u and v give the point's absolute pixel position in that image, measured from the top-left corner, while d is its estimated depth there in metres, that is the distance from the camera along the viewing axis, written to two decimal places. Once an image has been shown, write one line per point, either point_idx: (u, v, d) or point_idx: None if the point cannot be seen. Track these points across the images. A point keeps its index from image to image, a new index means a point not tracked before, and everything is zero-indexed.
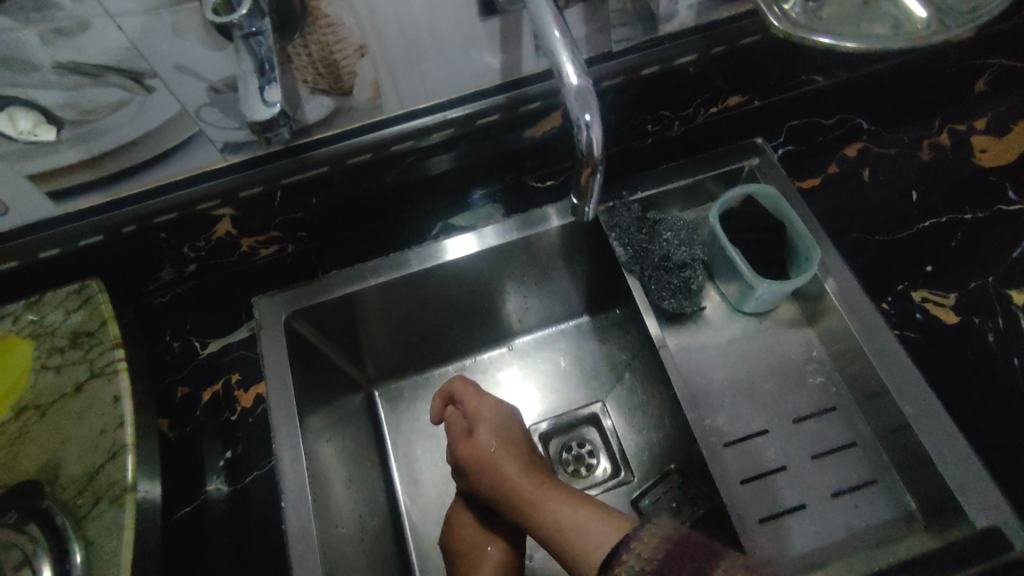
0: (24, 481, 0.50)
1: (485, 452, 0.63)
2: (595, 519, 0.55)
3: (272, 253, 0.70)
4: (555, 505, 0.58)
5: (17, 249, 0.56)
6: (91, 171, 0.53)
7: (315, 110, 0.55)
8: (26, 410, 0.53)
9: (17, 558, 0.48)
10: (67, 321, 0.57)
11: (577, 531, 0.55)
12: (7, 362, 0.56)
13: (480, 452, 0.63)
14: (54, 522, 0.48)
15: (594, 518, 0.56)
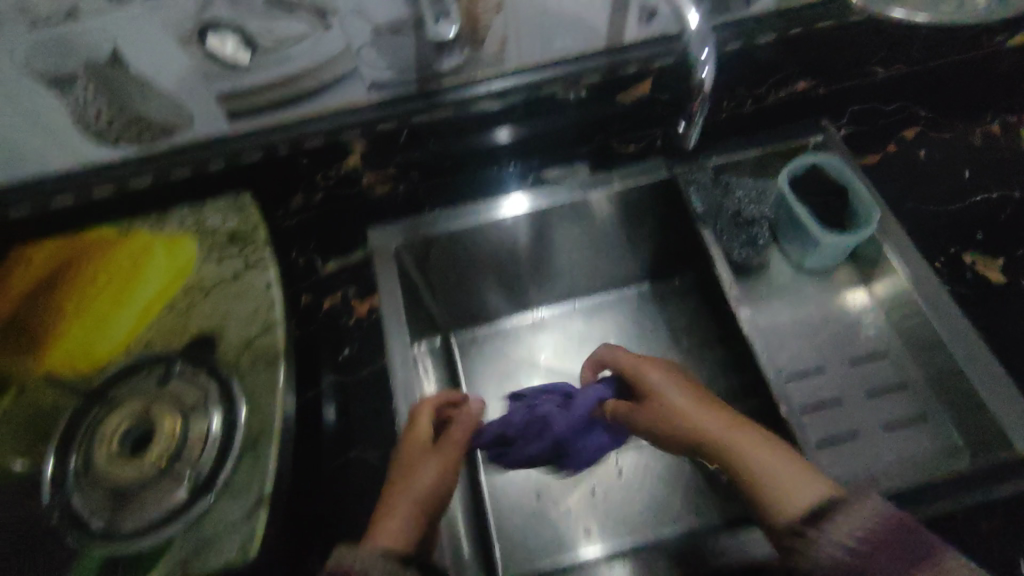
0: (194, 344, 0.59)
1: (671, 414, 0.62)
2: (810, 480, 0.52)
3: (385, 192, 0.80)
4: (756, 458, 0.55)
5: (190, 161, 0.66)
6: (265, 96, 0.63)
7: (450, 60, 0.65)
8: (192, 291, 0.63)
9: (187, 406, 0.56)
10: (225, 226, 0.67)
11: (784, 486, 0.52)
12: (176, 253, 0.66)
13: (659, 415, 0.63)
14: (223, 375, 0.57)
15: (809, 480, 0.52)
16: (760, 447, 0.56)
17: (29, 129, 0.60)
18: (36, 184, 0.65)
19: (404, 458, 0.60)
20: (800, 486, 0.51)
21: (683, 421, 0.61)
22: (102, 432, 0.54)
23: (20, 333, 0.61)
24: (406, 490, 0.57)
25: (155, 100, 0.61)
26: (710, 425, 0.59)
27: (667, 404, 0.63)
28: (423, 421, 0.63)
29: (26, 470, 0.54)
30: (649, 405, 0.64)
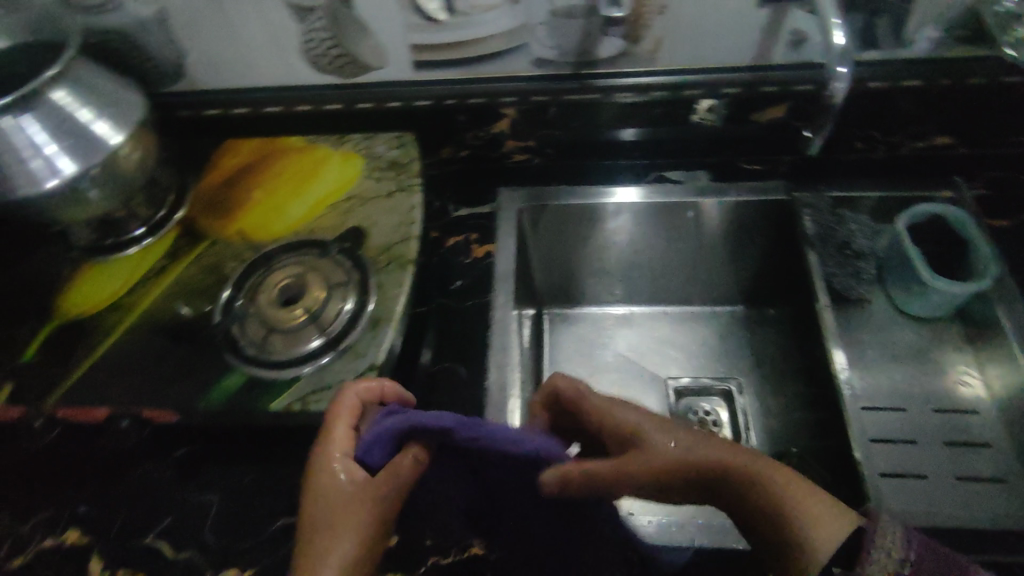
0: (347, 237, 0.71)
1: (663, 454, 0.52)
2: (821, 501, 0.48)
3: (520, 161, 0.89)
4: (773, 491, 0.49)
5: (372, 97, 0.79)
6: (445, 54, 0.75)
7: (609, 49, 0.74)
8: (352, 199, 0.75)
9: (328, 282, 0.67)
10: (388, 154, 0.79)
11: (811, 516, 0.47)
12: (345, 168, 0.78)
13: (642, 462, 0.51)
14: (362, 265, 0.68)
15: (824, 506, 0.48)
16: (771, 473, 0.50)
17: (265, 46, 0.75)
18: (255, 92, 0.80)
19: (309, 504, 0.50)
20: (823, 513, 0.47)
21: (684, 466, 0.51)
22: (265, 286, 0.67)
23: (220, 204, 0.77)
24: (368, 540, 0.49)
25: (364, 40, 0.74)
26: (710, 462, 0.51)
27: (661, 441, 0.53)
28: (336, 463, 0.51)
29: (203, 305, 0.67)
30: (632, 455, 0.52)
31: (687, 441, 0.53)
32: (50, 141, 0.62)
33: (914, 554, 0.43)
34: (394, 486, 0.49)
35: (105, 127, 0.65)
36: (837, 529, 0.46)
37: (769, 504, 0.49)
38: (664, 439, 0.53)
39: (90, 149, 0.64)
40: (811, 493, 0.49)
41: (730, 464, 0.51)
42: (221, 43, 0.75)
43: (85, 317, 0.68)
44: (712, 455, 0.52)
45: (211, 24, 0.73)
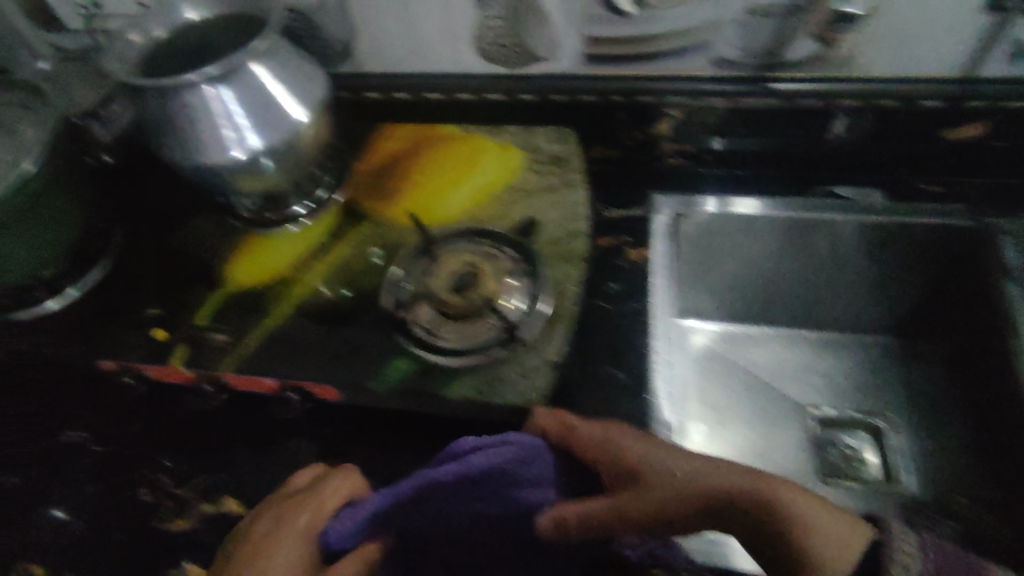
0: (514, 228, 0.69)
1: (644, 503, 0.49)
2: (829, 514, 0.44)
3: (674, 165, 0.85)
4: (777, 515, 0.45)
5: (535, 88, 0.76)
6: (622, 48, 0.71)
7: (800, 51, 0.69)
8: (515, 190, 0.73)
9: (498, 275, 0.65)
10: (549, 147, 0.77)
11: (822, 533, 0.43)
12: (506, 158, 0.77)
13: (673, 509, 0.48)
14: (532, 258, 0.65)
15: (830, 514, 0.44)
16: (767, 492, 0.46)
17: (439, 32, 0.75)
18: (417, 79, 0.79)
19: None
20: (829, 526, 0.43)
21: (689, 503, 0.48)
22: (433, 270, 0.66)
23: (381, 187, 0.76)
24: None
25: (540, 30, 0.72)
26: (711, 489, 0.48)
27: (646, 471, 0.51)
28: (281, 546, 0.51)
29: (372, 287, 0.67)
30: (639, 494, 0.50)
31: (669, 468, 0.51)
32: (243, 113, 0.62)
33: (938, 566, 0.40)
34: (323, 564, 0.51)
35: (294, 107, 0.64)
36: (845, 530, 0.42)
37: (778, 526, 0.44)
38: (656, 475, 0.51)
39: (276, 127, 0.64)
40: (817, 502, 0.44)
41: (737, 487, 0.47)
42: (395, 27, 0.75)
43: (253, 289, 0.69)
44: (705, 481, 0.48)
45: (390, 6, 0.73)
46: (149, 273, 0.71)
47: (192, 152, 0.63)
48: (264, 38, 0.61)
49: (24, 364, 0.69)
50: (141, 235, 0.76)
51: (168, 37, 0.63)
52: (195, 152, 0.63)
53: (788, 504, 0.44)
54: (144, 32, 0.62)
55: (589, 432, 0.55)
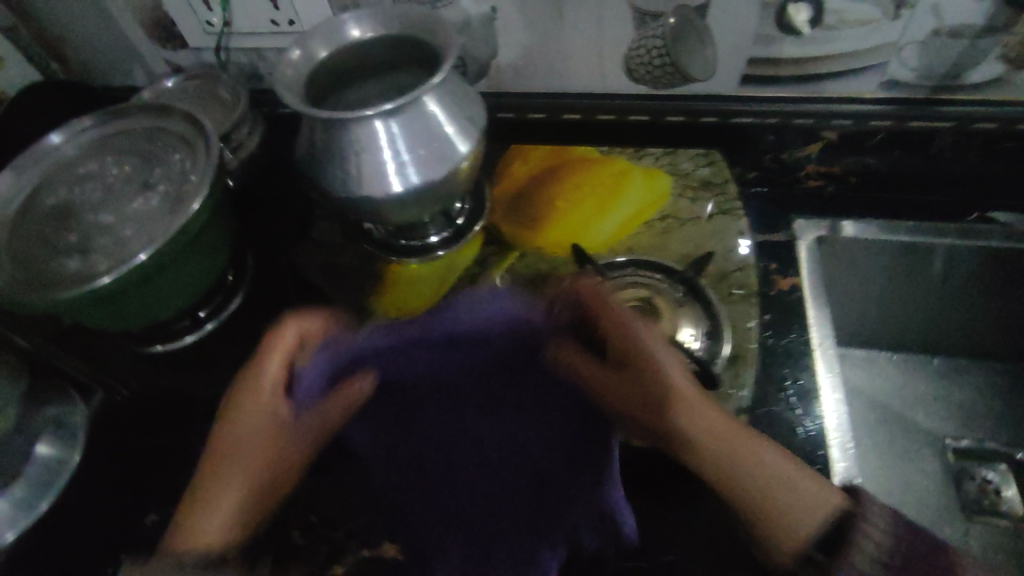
0: (678, 260, 0.66)
1: (653, 386, 0.55)
2: (806, 481, 0.49)
3: (814, 188, 0.81)
4: (764, 471, 0.50)
5: (687, 111, 0.73)
6: (787, 70, 0.68)
7: (982, 74, 0.65)
8: (669, 218, 0.70)
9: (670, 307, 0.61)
10: (698, 172, 0.74)
11: (794, 500, 0.48)
12: (653, 183, 0.73)
13: (672, 423, 0.53)
14: (706, 296, 0.62)
15: (808, 485, 0.49)
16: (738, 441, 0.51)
17: (587, 51, 0.71)
18: (557, 97, 0.76)
19: (229, 426, 0.55)
20: (803, 491, 0.49)
21: (674, 426, 0.52)
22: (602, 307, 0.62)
23: (522, 211, 0.73)
24: (252, 480, 0.53)
25: (699, 50, 0.68)
26: (720, 427, 0.52)
27: (654, 362, 0.55)
28: (274, 401, 0.56)
29: None
30: (648, 394, 0.55)
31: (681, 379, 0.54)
32: (408, 151, 0.58)
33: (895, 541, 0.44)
34: (300, 441, 0.56)
35: (457, 144, 0.60)
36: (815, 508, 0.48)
37: (743, 478, 0.50)
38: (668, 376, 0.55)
39: (438, 164, 0.59)
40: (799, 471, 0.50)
41: (737, 428, 0.52)
42: (541, 46, 0.71)
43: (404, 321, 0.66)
44: (713, 426, 0.52)
45: (540, 25, 0.69)
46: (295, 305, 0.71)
47: (349, 185, 0.60)
48: (439, 73, 0.56)
49: (160, 396, 0.67)
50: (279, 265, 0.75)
51: (330, 55, 0.62)
52: (353, 186, 0.60)
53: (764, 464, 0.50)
54: (307, 50, 0.61)
55: (628, 313, 0.59)
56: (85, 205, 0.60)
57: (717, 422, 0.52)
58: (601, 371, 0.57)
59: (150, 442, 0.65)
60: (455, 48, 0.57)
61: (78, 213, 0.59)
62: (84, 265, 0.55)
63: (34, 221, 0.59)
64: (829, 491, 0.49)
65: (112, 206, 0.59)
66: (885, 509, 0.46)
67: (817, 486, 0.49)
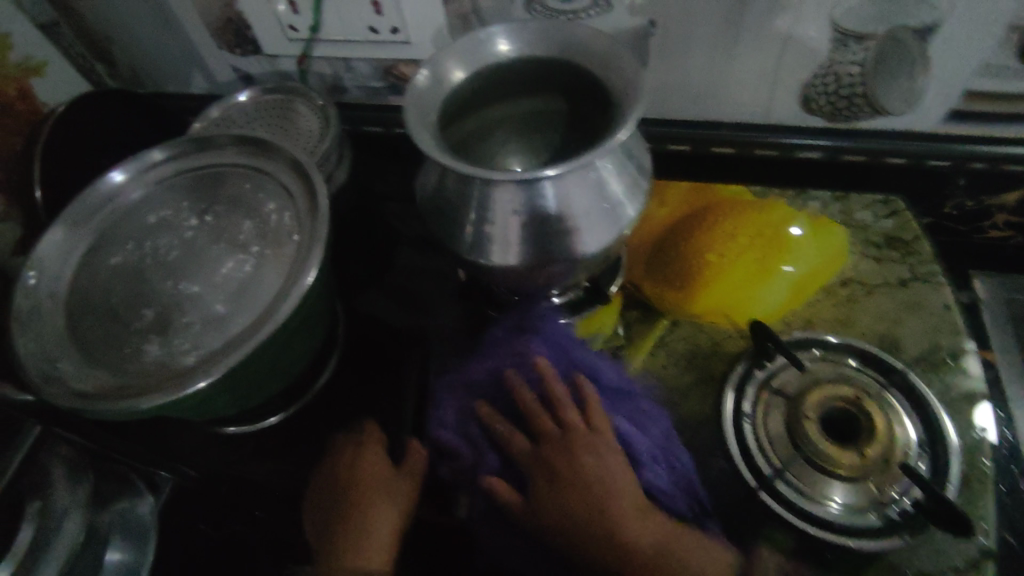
0: (872, 340, 0.55)
1: (558, 454, 0.46)
2: (677, 539, 0.44)
3: (995, 238, 0.68)
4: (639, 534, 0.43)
5: (869, 150, 0.61)
6: (1008, 106, 0.55)
7: None
8: (852, 283, 0.59)
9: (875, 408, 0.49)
10: (879, 224, 0.62)
11: (665, 552, 0.43)
12: (826, 240, 0.60)
13: (549, 503, 0.45)
14: (925, 398, 0.50)
15: (678, 537, 0.44)
16: (629, 504, 0.45)
17: (757, 76, 0.58)
18: (706, 128, 0.64)
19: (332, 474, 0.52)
20: (677, 547, 0.43)
21: (562, 508, 0.44)
22: (794, 405, 0.50)
23: (667, 262, 0.60)
24: (367, 533, 0.48)
25: (903, 80, 0.56)
26: (600, 490, 0.45)
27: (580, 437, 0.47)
28: (369, 452, 0.53)
29: (699, 412, 0.54)
30: (541, 477, 0.46)
31: (604, 454, 0.46)
32: (563, 217, 0.47)
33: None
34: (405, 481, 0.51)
35: (623, 208, 0.49)
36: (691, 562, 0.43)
37: (637, 541, 0.43)
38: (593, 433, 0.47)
39: (603, 232, 0.49)
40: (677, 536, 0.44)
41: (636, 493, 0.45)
42: (699, 68, 0.59)
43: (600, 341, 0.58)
44: (610, 481, 0.45)
45: (704, 44, 0.56)
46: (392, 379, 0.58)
47: (488, 246, 0.50)
48: (621, 131, 0.43)
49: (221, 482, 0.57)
50: (375, 320, 0.65)
51: (466, 76, 0.51)
52: (493, 249, 0.49)
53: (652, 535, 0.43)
54: (441, 68, 0.50)
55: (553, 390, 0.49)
56: (158, 268, 0.48)
57: (621, 489, 0.45)
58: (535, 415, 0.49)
59: (210, 535, 0.59)
60: (642, 90, 0.45)
61: (150, 278, 0.47)
62: (166, 352, 0.44)
63: (100, 289, 0.47)
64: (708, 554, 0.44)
65: (195, 271, 0.47)
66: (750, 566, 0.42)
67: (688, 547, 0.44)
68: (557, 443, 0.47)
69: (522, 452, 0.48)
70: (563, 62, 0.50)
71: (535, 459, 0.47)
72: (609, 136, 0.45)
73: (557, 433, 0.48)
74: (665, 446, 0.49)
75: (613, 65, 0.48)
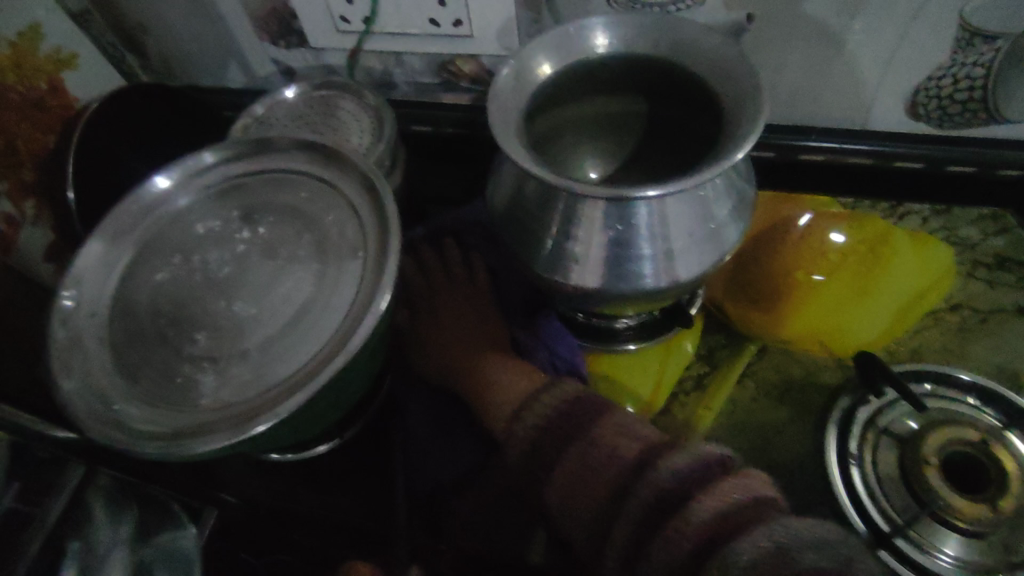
0: (991, 374, 0.50)
1: (418, 304, 0.53)
2: (516, 374, 0.46)
3: None
4: (484, 378, 0.47)
5: (981, 160, 0.55)
6: None
7: None
8: (962, 308, 0.54)
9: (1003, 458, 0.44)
10: (988, 242, 0.58)
11: (493, 387, 0.46)
12: (929, 256, 0.55)
13: (420, 344, 0.51)
14: None
15: (510, 372, 0.46)
16: (473, 353, 0.49)
17: (858, 78, 0.53)
18: (795, 132, 0.58)
19: None
20: (513, 383, 0.45)
21: (428, 354, 0.51)
22: (910, 447, 0.45)
23: (754, 280, 0.54)
24: None
25: None
26: (452, 340, 0.50)
27: (439, 293, 0.53)
28: None
29: (796, 453, 0.48)
30: (415, 319, 0.53)
31: (456, 310, 0.52)
32: (662, 237, 0.42)
33: (557, 410, 0.40)
34: None
35: (725, 229, 0.44)
36: (519, 389, 0.44)
37: (482, 380, 0.47)
38: (462, 292, 0.53)
39: (701, 254, 0.44)
40: (512, 369, 0.47)
41: (494, 349, 0.49)
42: (796, 67, 0.53)
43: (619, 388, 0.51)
44: (459, 337, 0.50)
45: (804, 43, 0.51)
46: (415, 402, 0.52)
47: (569, 265, 0.45)
48: (740, 147, 0.38)
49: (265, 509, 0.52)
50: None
51: (554, 73, 0.46)
52: (577, 269, 0.45)
53: (490, 371, 0.47)
54: (527, 65, 0.45)
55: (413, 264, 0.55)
56: (208, 286, 0.43)
57: (467, 341, 0.50)
58: (416, 271, 0.55)
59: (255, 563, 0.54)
60: (762, 99, 0.39)
61: (200, 297, 0.43)
62: (222, 385, 0.39)
63: (145, 308, 0.43)
64: (538, 380, 0.45)
65: (249, 290, 0.43)
66: (570, 385, 0.42)
67: (523, 380, 0.45)
68: (425, 297, 0.53)
69: (407, 294, 0.54)
70: (665, 61, 0.45)
71: (405, 308, 0.54)
72: (720, 151, 0.40)
73: (429, 284, 0.54)
74: (552, 332, 0.51)
75: (721, 67, 0.43)
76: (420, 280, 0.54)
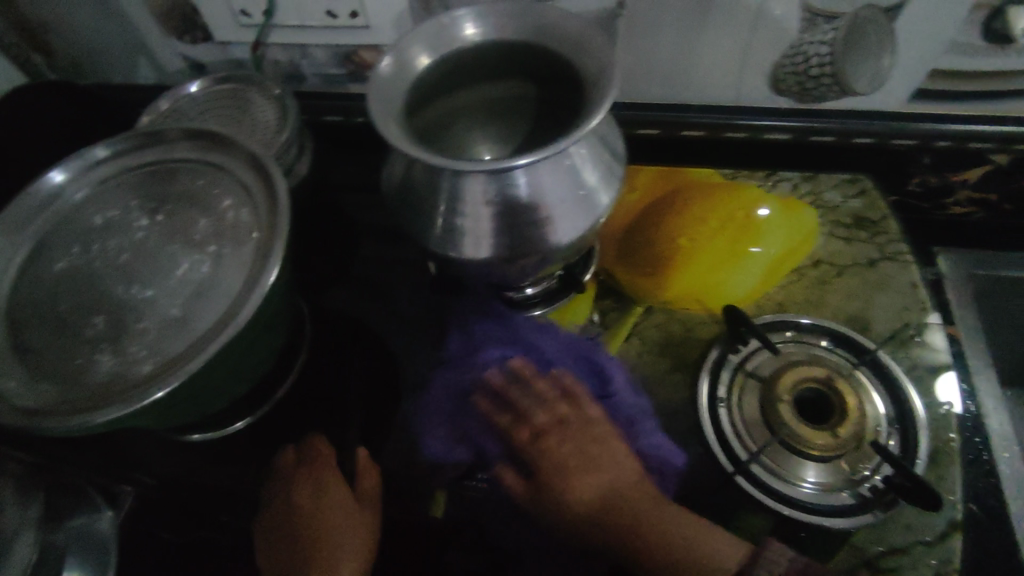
0: (843, 321, 0.56)
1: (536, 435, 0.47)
2: (706, 534, 0.43)
3: (960, 215, 0.68)
4: (652, 535, 0.43)
5: (838, 130, 0.61)
6: (974, 85, 0.56)
7: None
8: (822, 264, 0.60)
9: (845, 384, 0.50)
10: (847, 204, 0.64)
11: (690, 558, 0.42)
12: (798, 219, 0.60)
13: (564, 495, 0.45)
14: (896, 376, 0.51)
15: (709, 532, 0.44)
16: (628, 500, 0.44)
17: (724, 57, 0.58)
18: (675, 111, 0.63)
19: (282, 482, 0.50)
20: (707, 548, 0.42)
21: (559, 489, 0.45)
22: (768, 388, 0.50)
23: (640, 249, 0.59)
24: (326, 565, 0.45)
25: (872, 59, 0.56)
26: (583, 474, 0.45)
27: (555, 416, 0.47)
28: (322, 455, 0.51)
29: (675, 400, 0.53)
30: (522, 442, 0.47)
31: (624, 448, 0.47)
32: (537, 207, 0.46)
33: None
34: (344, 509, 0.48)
35: (597, 196, 0.48)
36: (721, 554, 0.42)
37: (658, 539, 0.43)
38: (577, 413, 0.48)
39: (578, 220, 0.48)
40: (708, 533, 0.43)
41: (632, 480, 0.45)
42: (670, 49, 0.58)
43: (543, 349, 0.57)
44: (614, 490, 0.44)
45: (672, 26, 0.55)
46: (351, 391, 0.55)
47: (459, 238, 0.48)
48: (593, 117, 0.42)
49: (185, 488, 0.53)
50: (344, 313, 0.62)
51: (433, 63, 0.49)
52: (465, 242, 0.48)
53: (679, 538, 0.43)
54: (406, 55, 0.48)
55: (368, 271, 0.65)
56: (108, 272, 0.45)
57: (621, 486, 0.45)
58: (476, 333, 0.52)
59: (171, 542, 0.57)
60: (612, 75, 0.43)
61: (100, 283, 0.45)
62: (121, 363, 0.41)
63: (46, 297, 0.44)
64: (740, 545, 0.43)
65: (148, 274, 0.45)
66: (782, 553, 0.41)
67: (733, 554, 0.42)
68: (552, 427, 0.47)
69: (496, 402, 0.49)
70: (533, 45, 0.49)
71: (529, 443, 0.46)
72: (579, 123, 0.43)
73: (523, 394, 0.49)
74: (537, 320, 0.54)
75: (580, 50, 0.47)
76: (511, 394, 0.48)
